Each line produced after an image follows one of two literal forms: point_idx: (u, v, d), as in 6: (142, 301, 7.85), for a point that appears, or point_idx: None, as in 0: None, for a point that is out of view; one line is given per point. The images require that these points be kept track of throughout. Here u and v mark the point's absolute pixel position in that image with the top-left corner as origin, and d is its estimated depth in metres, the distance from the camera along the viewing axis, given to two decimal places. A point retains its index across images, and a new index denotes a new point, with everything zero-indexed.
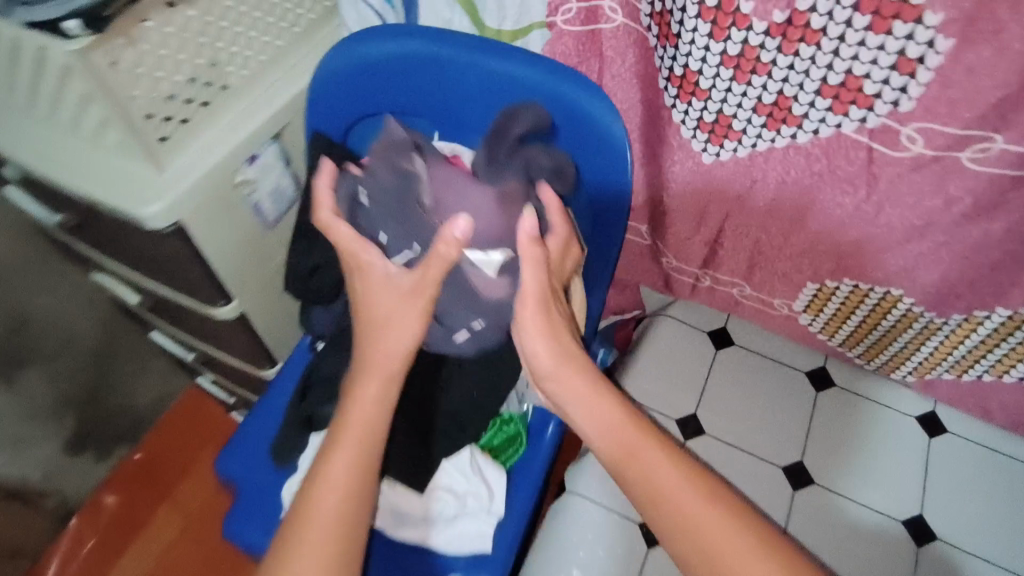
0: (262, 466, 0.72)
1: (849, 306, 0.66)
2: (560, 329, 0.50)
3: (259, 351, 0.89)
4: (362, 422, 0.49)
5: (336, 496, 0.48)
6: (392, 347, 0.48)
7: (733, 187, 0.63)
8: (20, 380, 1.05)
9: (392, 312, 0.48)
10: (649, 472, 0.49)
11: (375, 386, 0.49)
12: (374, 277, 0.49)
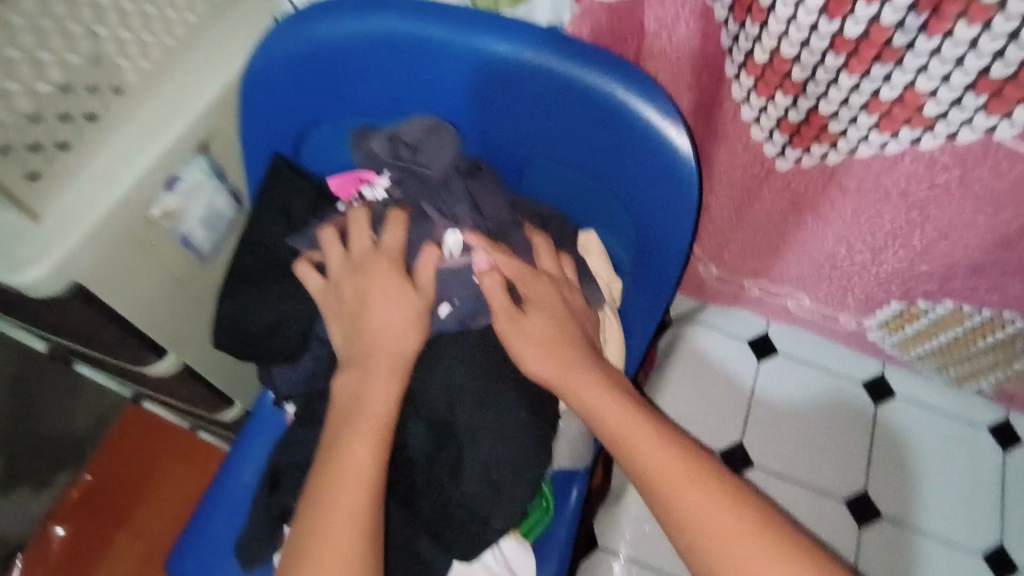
0: (229, 566, 0.58)
1: (939, 326, 0.55)
2: (549, 338, 0.46)
3: (211, 396, 0.72)
4: (374, 418, 0.44)
5: (360, 484, 0.42)
6: (396, 316, 0.46)
7: (812, 197, 0.49)
8: None
9: (392, 309, 0.46)
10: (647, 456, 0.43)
11: (386, 379, 0.45)
12: (371, 279, 0.47)
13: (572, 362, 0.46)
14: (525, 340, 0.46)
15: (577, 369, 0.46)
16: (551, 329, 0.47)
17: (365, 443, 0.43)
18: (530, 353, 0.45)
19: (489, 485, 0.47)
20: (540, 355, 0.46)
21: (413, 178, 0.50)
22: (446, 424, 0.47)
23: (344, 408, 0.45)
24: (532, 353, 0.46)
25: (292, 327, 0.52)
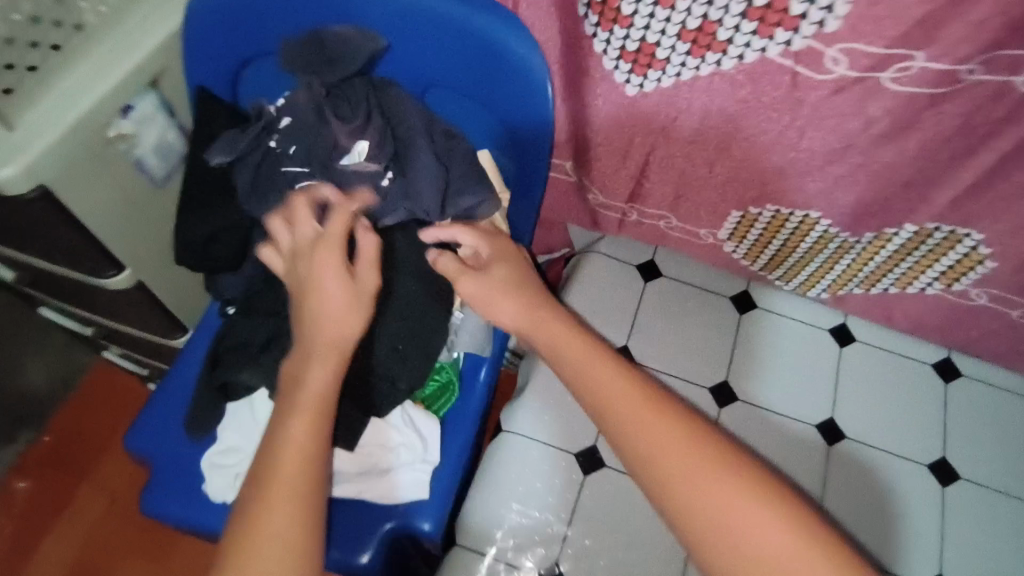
0: (177, 440, 0.65)
1: (770, 231, 0.68)
2: (500, 274, 0.57)
3: (165, 323, 0.80)
4: (312, 394, 0.49)
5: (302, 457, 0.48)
6: (337, 304, 0.50)
7: (658, 119, 0.61)
8: None
9: (343, 305, 0.50)
10: (607, 393, 0.52)
11: (326, 366, 0.49)
12: (321, 260, 0.50)
13: (536, 318, 0.56)
14: (495, 295, 0.56)
15: (551, 326, 0.56)
16: (498, 283, 0.57)
17: (303, 419, 0.48)
18: (487, 309, 0.57)
19: (394, 356, 0.57)
20: (501, 311, 0.56)
21: (326, 72, 0.54)
22: None
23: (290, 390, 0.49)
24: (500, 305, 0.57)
25: (231, 234, 0.61)
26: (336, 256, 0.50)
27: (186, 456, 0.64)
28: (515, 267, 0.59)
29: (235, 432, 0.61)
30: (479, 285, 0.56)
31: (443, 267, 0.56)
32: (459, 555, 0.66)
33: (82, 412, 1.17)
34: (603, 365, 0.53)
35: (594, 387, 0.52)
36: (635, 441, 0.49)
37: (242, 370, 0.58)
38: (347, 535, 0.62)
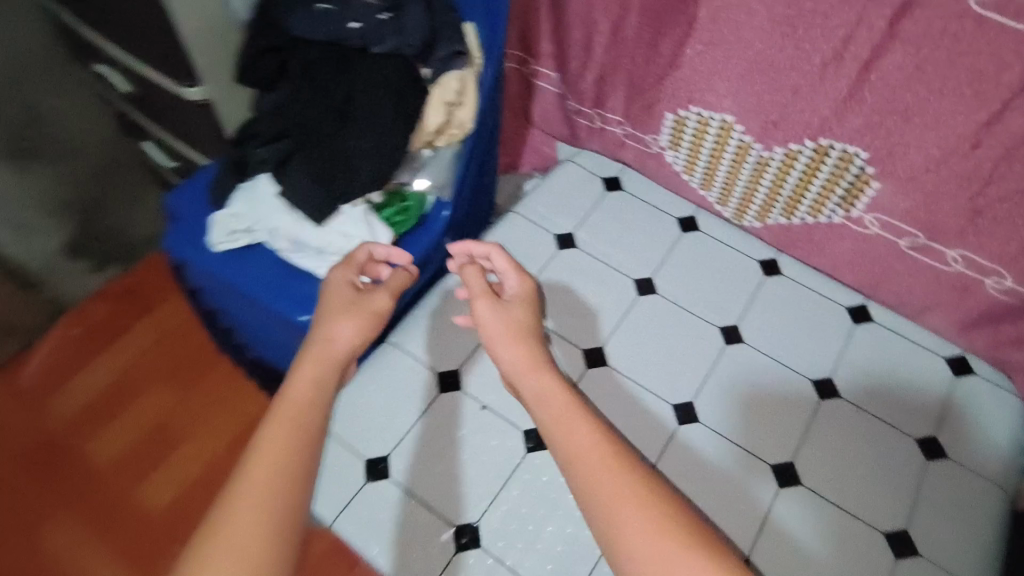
0: (201, 204, 0.87)
1: (699, 136, 0.84)
2: (513, 315, 0.51)
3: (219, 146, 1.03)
4: (292, 406, 0.40)
5: (286, 438, 0.38)
6: (349, 330, 0.47)
7: (610, 18, 0.80)
8: (29, 170, 1.21)
9: (344, 315, 0.48)
10: (617, 498, 0.38)
11: (307, 372, 0.43)
12: (334, 305, 0.49)
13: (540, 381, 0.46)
14: (505, 344, 0.49)
15: (551, 394, 0.45)
16: (514, 326, 0.51)
17: (282, 420, 0.39)
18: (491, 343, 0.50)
19: (369, 152, 0.76)
20: (511, 366, 0.47)
21: None
22: (346, 112, 0.77)
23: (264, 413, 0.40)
24: (507, 352, 0.49)
25: (273, 56, 0.80)
26: (348, 279, 0.53)
27: (204, 214, 0.86)
28: (537, 325, 0.52)
29: (240, 204, 0.81)
30: (493, 318, 0.51)
31: (466, 274, 0.55)
32: (384, 349, 0.81)
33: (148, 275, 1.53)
34: (609, 446, 0.41)
35: (595, 480, 0.39)
36: None
37: (260, 148, 0.79)
38: (298, 296, 0.80)
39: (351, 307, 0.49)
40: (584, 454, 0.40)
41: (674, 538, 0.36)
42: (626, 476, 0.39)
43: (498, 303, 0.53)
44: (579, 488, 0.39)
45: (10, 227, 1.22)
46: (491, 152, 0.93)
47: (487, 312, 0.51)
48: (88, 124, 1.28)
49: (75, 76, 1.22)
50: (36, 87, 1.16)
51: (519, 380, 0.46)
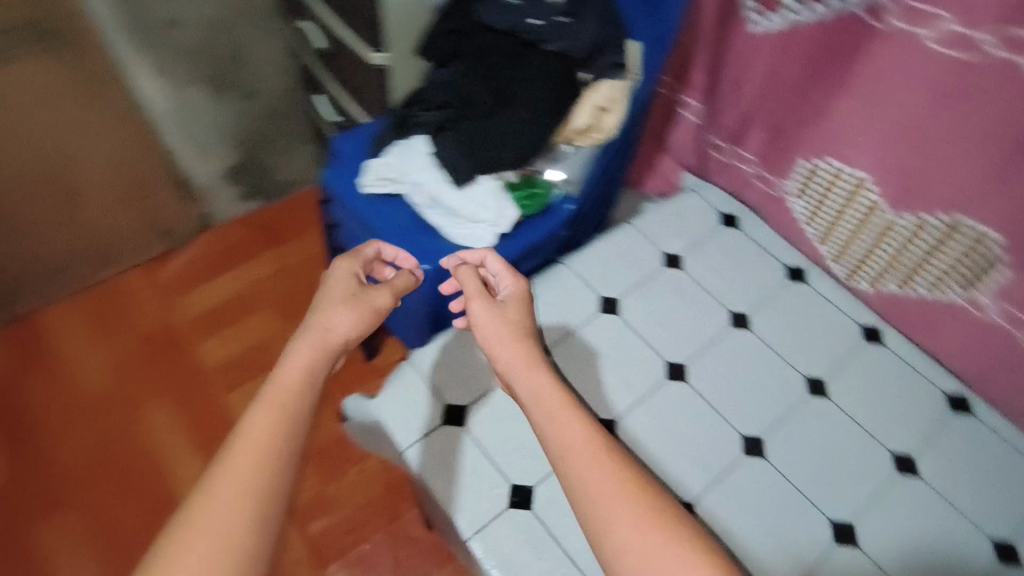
0: (359, 151, 0.98)
1: (829, 189, 0.87)
2: (509, 316, 0.65)
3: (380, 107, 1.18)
4: (283, 390, 0.53)
5: (272, 418, 0.50)
6: (341, 320, 0.61)
7: (770, 60, 0.85)
8: (221, 98, 1.48)
9: (341, 302, 0.63)
10: (596, 482, 0.48)
11: (301, 357, 0.57)
12: (337, 291, 0.64)
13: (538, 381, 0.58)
14: (506, 343, 0.62)
15: (543, 389, 0.57)
16: (512, 328, 0.63)
17: (269, 404, 0.51)
18: (492, 346, 0.62)
19: (516, 134, 0.85)
20: (513, 368, 0.59)
21: None
22: (504, 96, 0.86)
23: (259, 389, 0.53)
24: (501, 349, 0.62)
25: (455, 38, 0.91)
26: (353, 271, 0.68)
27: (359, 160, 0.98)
28: (527, 324, 0.65)
29: (393, 154, 0.92)
30: (492, 321, 0.64)
31: (461, 275, 0.69)
32: None
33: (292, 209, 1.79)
34: (591, 436, 0.51)
35: (574, 463, 0.50)
36: (619, 547, 0.45)
37: (426, 112, 0.92)
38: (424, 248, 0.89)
39: (345, 299, 0.64)
40: (566, 441, 0.51)
41: (645, 512, 0.47)
42: (603, 456, 0.50)
43: (492, 303, 0.66)
44: (560, 467, 0.51)
45: (194, 144, 1.52)
46: (618, 163, 0.98)
47: (480, 312, 0.65)
48: (273, 73, 1.54)
49: (277, 31, 1.48)
50: (246, 35, 1.42)
51: (517, 377, 0.58)
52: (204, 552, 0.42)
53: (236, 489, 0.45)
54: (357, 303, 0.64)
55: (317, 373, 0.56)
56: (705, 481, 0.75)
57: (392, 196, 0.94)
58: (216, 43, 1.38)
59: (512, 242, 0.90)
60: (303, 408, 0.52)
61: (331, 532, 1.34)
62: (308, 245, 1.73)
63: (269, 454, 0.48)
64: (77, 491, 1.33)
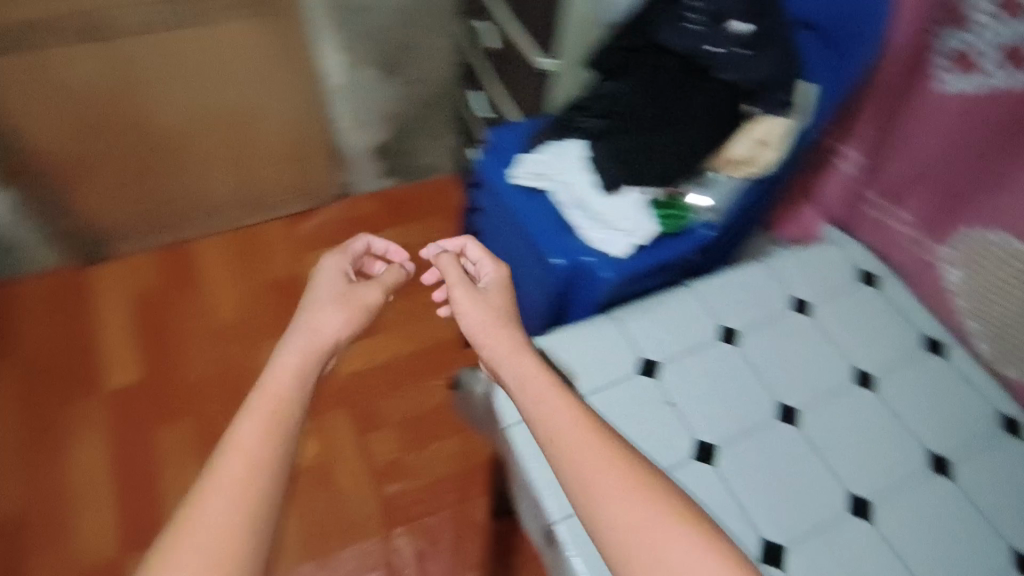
0: (515, 145, 1.05)
1: (991, 263, 0.83)
2: (491, 300, 0.78)
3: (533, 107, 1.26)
4: (272, 396, 0.60)
5: (258, 424, 0.57)
6: (326, 319, 0.72)
7: (954, 122, 0.82)
8: (389, 80, 1.63)
9: (332, 299, 0.75)
10: (590, 468, 0.56)
11: (288, 361, 0.65)
12: (324, 290, 0.77)
13: (524, 371, 0.68)
14: (489, 328, 0.74)
15: (525, 373, 0.67)
16: (492, 315, 0.76)
17: (254, 414, 0.57)
18: (485, 338, 0.73)
19: (670, 155, 0.89)
20: (506, 361, 0.70)
21: None
22: (667, 116, 0.89)
23: (248, 397, 0.59)
24: (479, 326, 0.75)
25: (631, 54, 0.95)
26: (344, 270, 0.81)
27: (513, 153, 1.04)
28: (507, 305, 0.79)
29: (544, 154, 0.98)
30: (471, 305, 0.77)
31: (445, 263, 0.82)
32: (599, 319, 0.90)
33: (418, 195, 1.91)
34: (581, 419, 0.60)
35: (560, 436, 0.59)
36: (606, 511, 0.54)
37: (589, 119, 0.97)
38: (559, 244, 0.94)
39: (330, 297, 0.76)
40: (557, 428, 0.60)
41: (634, 478, 0.56)
42: (592, 432, 0.59)
43: (473, 291, 0.79)
44: (545, 440, 0.60)
45: (357, 118, 1.68)
46: (762, 198, 0.99)
47: (461, 296, 0.78)
48: (439, 65, 1.66)
49: (451, 27, 1.59)
50: (424, 28, 1.55)
51: (503, 361, 0.69)
52: (207, 542, 0.48)
53: (230, 488, 0.51)
54: (344, 303, 0.75)
55: (308, 380, 0.64)
56: (802, 530, 0.74)
57: (537, 192, 0.99)
58: (395, 30, 1.52)
59: (646, 254, 0.92)
60: (292, 410, 0.60)
61: (403, 495, 1.42)
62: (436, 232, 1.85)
63: (261, 454, 0.54)
64: (200, 403, 1.51)
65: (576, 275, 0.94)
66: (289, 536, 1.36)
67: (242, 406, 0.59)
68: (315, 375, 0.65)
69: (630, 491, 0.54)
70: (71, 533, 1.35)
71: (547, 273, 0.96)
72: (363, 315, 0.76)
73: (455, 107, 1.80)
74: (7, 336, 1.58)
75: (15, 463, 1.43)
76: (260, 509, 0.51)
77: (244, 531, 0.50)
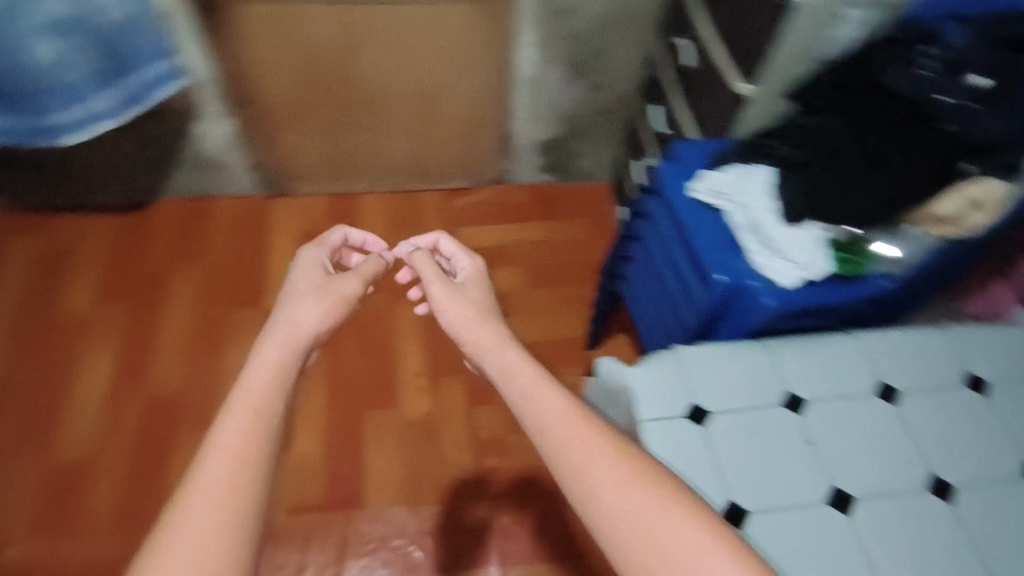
0: (697, 160, 1.07)
1: None
2: (470, 297, 0.91)
3: (714, 130, 1.27)
4: (253, 397, 0.68)
5: (241, 422, 0.65)
6: (305, 312, 0.81)
7: None
8: (574, 83, 1.72)
9: (315, 293, 0.85)
10: (581, 457, 0.66)
11: (269, 356, 0.74)
12: (302, 280, 0.88)
13: (510, 362, 0.78)
14: (468, 318, 0.86)
15: (505, 364, 0.78)
16: (471, 308, 0.87)
17: (232, 415, 0.65)
18: (471, 333, 0.83)
19: (866, 200, 0.88)
20: (491, 354, 0.80)
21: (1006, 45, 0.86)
22: (875, 161, 0.87)
23: (228, 400, 0.67)
24: (453, 316, 0.87)
25: (850, 89, 0.92)
26: (321, 265, 0.92)
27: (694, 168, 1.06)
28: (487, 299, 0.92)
29: (727, 173, 0.99)
30: (450, 297, 0.89)
31: (422, 263, 0.95)
32: (751, 345, 0.90)
33: (568, 191, 2.04)
34: (570, 414, 0.69)
35: (547, 421, 0.69)
36: (596, 493, 0.63)
37: (786, 146, 0.96)
38: (726, 261, 0.94)
39: (305, 291, 0.86)
40: (548, 419, 0.69)
41: (622, 464, 0.65)
42: (586, 427, 0.68)
43: (448, 287, 0.91)
44: (531, 424, 0.71)
45: (538, 116, 1.81)
46: (946, 264, 0.97)
47: (438, 291, 0.90)
48: (623, 76, 1.72)
49: (646, 41, 1.62)
50: (620, 39, 1.61)
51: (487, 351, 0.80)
52: (192, 543, 0.56)
53: (215, 486, 0.60)
54: (323, 295, 0.85)
55: (285, 372, 0.72)
56: None
57: (712, 209, 1.00)
58: (592, 37, 1.59)
59: (814, 291, 0.91)
60: (273, 403, 0.68)
61: (501, 470, 1.50)
62: (572, 238, 1.95)
63: (239, 452, 0.62)
64: (341, 336, 1.66)
65: (735, 296, 0.93)
66: (391, 477, 1.48)
67: (221, 412, 0.66)
68: (294, 365, 0.74)
69: (618, 478, 0.64)
70: None
71: (705, 289, 0.96)
72: (344, 307, 0.86)
73: (627, 119, 1.84)
74: (199, 241, 1.84)
75: (184, 353, 1.64)
76: (246, 508, 0.59)
77: (230, 523, 0.58)
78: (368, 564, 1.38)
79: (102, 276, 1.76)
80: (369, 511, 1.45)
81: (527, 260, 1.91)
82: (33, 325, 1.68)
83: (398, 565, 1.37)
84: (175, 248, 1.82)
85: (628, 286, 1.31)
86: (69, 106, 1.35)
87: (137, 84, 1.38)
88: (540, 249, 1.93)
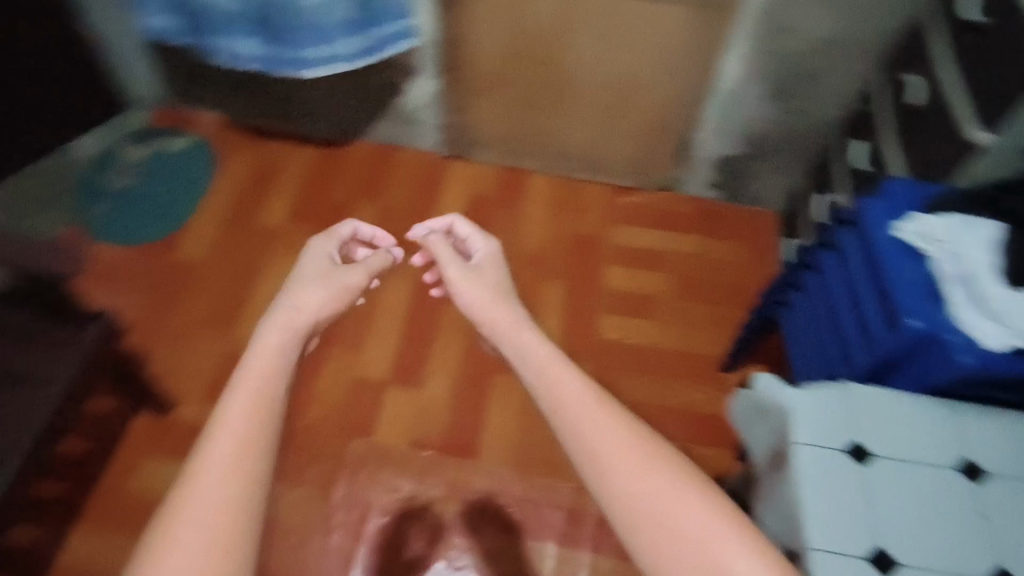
0: (909, 202, 1.01)
1: None
2: (483, 278, 1.10)
3: (927, 175, 1.20)
4: (259, 384, 0.74)
5: (247, 404, 0.71)
6: (311, 302, 0.94)
7: None
8: (772, 104, 1.68)
9: (321, 281, 1.00)
10: (587, 434, 0.72)
11: (273, 345, 0.82)
12: (316, 264, 1.06)
13: (524, 341, 0.90)
14: (486, 296, 1.04)
15: (519, 347, 0.89)
16: (486, 288, 1.07)
17: (240, 398, 0.72)
18: (488, 313, 1.00)
19: None
20: (506, 334, 0.94)
21: None
22: None
23: (230, 392, 0.73)
24: (466, 295, 1.07)
25: None
26: (330, 256, 1.10)
27: (904, 208, 1.01)
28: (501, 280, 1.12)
29: (945, 223, 0.95)
30: (463, 281, 1.10)
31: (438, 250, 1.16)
32: (933, 402, 0.86)
33: (734, 213, 2.00)
34: (584, 390, 0.77)
35: (553, 392, 0.78)
36: (603, 461, 0.70)
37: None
38: (926, 309, 0.89)
39: (310, 279, 1.00)
40: (558, 395, 0.78)
41: (625, 429, 0.72)
42: (600, 400, 0.76)
43: (465, 270, 1.12)
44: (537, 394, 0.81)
45: (723, 128, 1.78)
46: None
47: (453, 275, 1.11)
48: (826, 106, 1.66)
49: (862, 74, 1.56)
50: (834, 67, 1.56)
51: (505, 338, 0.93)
52: (205, 516, 0.61)
53: (232, 450, 0.66)
54: (328, 285, 0.99)
55: (287, 354, 0.82)
56: None
57: (918, 255, 0.95)
58: (804, 60, 1.55)
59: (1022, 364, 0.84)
60: (276, 389, 0.75)
61: None
62: (732, 260, 1.91)
63: (249, 421, 0.69)
64: None
65: (925, 347, 0.88)
66: (506, 441, 1.56)
67: (224, 398, 0.72)
68: (293, 355, 0.82)
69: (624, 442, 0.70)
70: (363, 349, 1.68)
71: (892, 333, 0.91)
72: (347, 293, 1.02)
73: (818, 151, 1.77)
74: (382, 184, 2.01)
75: None
76: (258, 470, 0.66)
77: (237, 501, 0.63)
78: (472, 511, 1.48)
79: (295, 198, 1.98)
80: (481, 465, 1.53)
81: (679, 271, 1.89)
82: (241, 224, 1.90)
83: (497, 519, 1.46)
84: (361, 187, 2.01)
85: (789, 315, 1.28)
86: (320, 45, 1.54)
87: (379, 38, 1.58)
88: (696, 264, 1.91)
